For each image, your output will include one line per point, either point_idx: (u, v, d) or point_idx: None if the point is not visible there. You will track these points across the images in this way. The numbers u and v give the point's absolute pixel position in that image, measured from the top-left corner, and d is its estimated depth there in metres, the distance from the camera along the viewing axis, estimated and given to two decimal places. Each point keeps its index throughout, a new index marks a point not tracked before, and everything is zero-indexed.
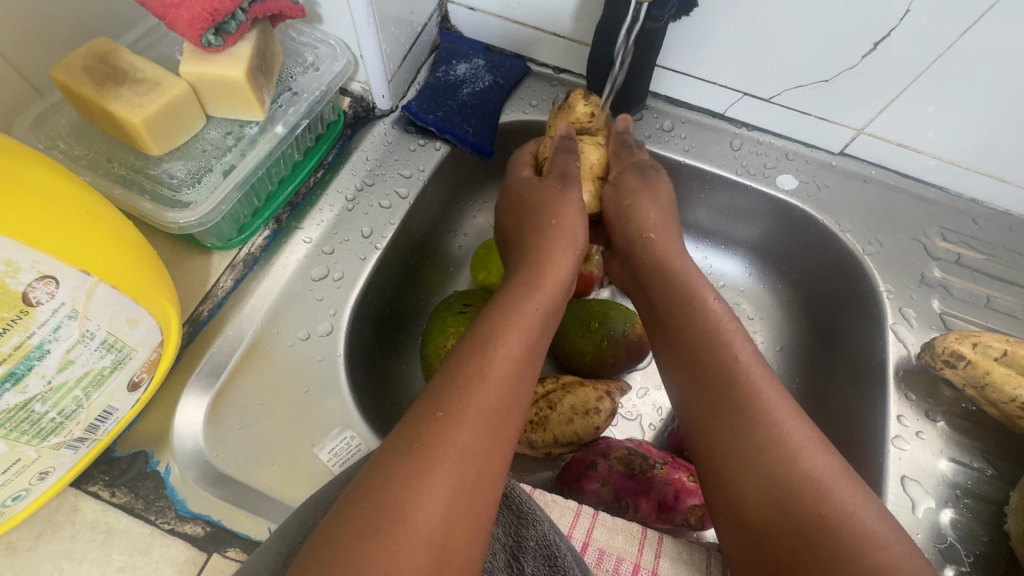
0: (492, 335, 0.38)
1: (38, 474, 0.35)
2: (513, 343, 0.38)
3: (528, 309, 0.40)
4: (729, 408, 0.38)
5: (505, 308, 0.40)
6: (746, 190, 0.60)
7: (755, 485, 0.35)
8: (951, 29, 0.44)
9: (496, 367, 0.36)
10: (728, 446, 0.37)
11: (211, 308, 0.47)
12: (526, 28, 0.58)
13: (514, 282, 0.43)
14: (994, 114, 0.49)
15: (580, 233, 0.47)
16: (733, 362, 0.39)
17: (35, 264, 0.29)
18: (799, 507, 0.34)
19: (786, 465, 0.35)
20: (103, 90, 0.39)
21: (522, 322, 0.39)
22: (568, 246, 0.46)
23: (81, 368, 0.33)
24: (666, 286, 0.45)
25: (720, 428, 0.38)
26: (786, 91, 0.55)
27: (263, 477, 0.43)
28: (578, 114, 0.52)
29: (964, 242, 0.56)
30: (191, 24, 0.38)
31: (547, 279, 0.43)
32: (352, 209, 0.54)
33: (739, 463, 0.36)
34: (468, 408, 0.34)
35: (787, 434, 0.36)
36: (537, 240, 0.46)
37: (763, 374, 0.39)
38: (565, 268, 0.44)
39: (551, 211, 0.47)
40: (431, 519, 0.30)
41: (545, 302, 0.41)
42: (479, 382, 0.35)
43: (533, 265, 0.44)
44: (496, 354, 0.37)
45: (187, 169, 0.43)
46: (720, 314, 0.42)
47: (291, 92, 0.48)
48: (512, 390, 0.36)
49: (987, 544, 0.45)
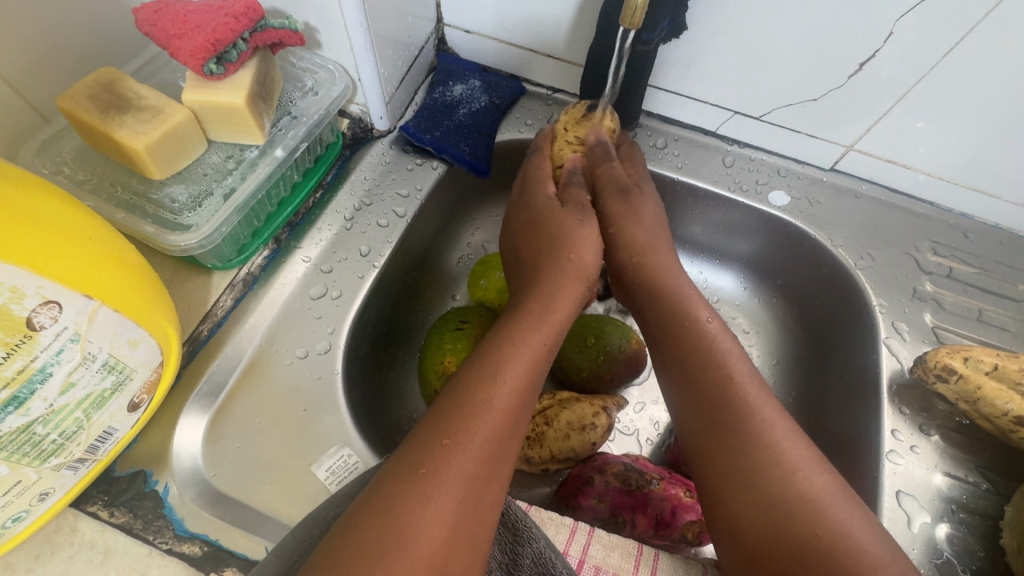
0: (496, 362, 0.38)
1: (38, 495, 0.36)
2: (520, 371, 0.38)
3: (533, 336, 0.41)
4: (726, 427, 0.38)
5: (513, 335, 0.40)
6: (739, 206, 0.61)
7: (751, 505, 0.36)
8: (934, 49, 0.46)
9: (499, 393, 0.37)
10: (721, 466, 0.38)
11: (211, 327, 0.48)
12: (521, 50, 0.59)
13: (519, 308, 0.43)
14: (980, 129, 0.50)
15: (591, 260, 0.47)
16: (727, 382, 0.40)
17: (39, 290, 0.29)
18: (794, 528, 0.34)
19: (782, 484, 0.35)
20: (108, 118, 0.40)
21: (529, 350, 0.40)
22: (575, 275, 0.46)
23: (81, 391, 0.34)
24: (663, 305, 0.46)
25: (716, 446, 0.38)
26: (776, 110, 0.56)
27: (261, 495, 0.43)
28: (594, 136, 0.54)
29: (955, 256, 0.57)
30: (194, 53, 0.39)
31: (553, 306, 0.43)
32: (351, 228, 0.55)
33: (736, 483, 0.37)
34: (472, 436, 0.34)
35: (783, 453, 0.36)
36: (551, 265, 0.46)
37: (760, 394, 0.39)
38: (574, 298, 0.45)
39: (567, 242, 0.47)
40: (433, 544, 0.30)
41: (550, 331, 0.42)
42: (484, 408, 0.35)
43: (542, 292, 0.44)
44: (500, 382, 0.37)
45: (188, 193, 0.44)
46: (714, 334, 0.43)
47: (290, 116, 0.49)
48: (515, 417, 0.37)
49: (983, 559, 0.45)
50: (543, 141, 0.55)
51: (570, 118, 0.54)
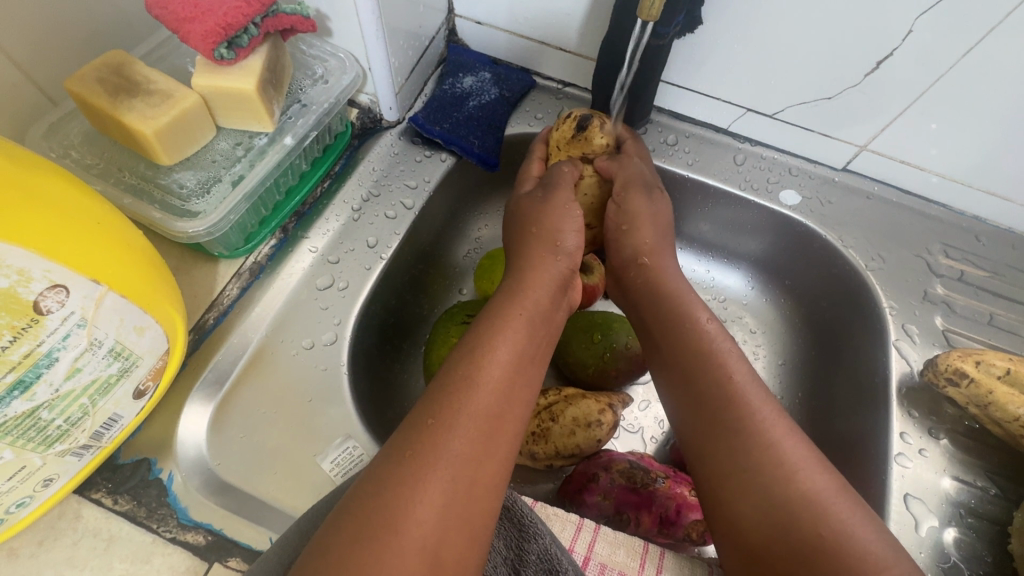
0: (482, 343, 0.38)
1: (42, 481, 0.36)
2: (504, 350, 0.38)
3: (517, 315, 0.40)
4: (725, 428, 0.38)
5: (494, 316, 0.40)
6: (750, 205, 0.60)
7: (753, 505, 0.35)
8: (953, 49, 0.45)
9: (486, 373, 0.36)
10: (722, 467, 0.37)
11: (217, 316, 0.47)
12: (532, 42, 0.59)
13: (503, 290, 0.43)
14: (996, 132, 0.49)
15: (566, 238, 0.46)
16: (725, 383, 0.40)
17: (46, 273, 0.29)
18: (796, 528, 0.34)
19: (783, 485, 0.35)
20: (117, 102, 0.39)
21: (513, 329, 0.39)
22: (552, 251, 0.46)
23: (87, 376, 0.33)
24: (659, 306, 0.45)
25: (715, 447, 0.38)
26: (789, 108, 0.55)
27: (265, 486, 0.43)
28: (592, 147, 0.51)
29: (968, 259, 0.56)
30: (205, 38, 0.39)
31: (537, 284, 0.43)
32: (358, 219, 0.54)
33: (737, 485, 0.36)
34: (460, 415, 0.34)
35: (784, 454, 0.36)
36: (523, 246, 0.46)
37: (759, 395, 0.39)
38: (550, 272, 0.44)
39: (533, 219, 0.47)
40: (424, 526, 0.30)
41: (533, 309, 0.41)
42: (469, 388, 0.35)
43: (520, 272, 0.44)
44: (486, 361, 0.37)
45: (197, 179, 0.43)
46: (712, 335, 0.42)
47: (300, 104, 0.49)
48: (504, 395, 0.36)
49: (991, 565, 0.45)
50: (539, 142, 0.56)
51: (563, 134, 0.52)
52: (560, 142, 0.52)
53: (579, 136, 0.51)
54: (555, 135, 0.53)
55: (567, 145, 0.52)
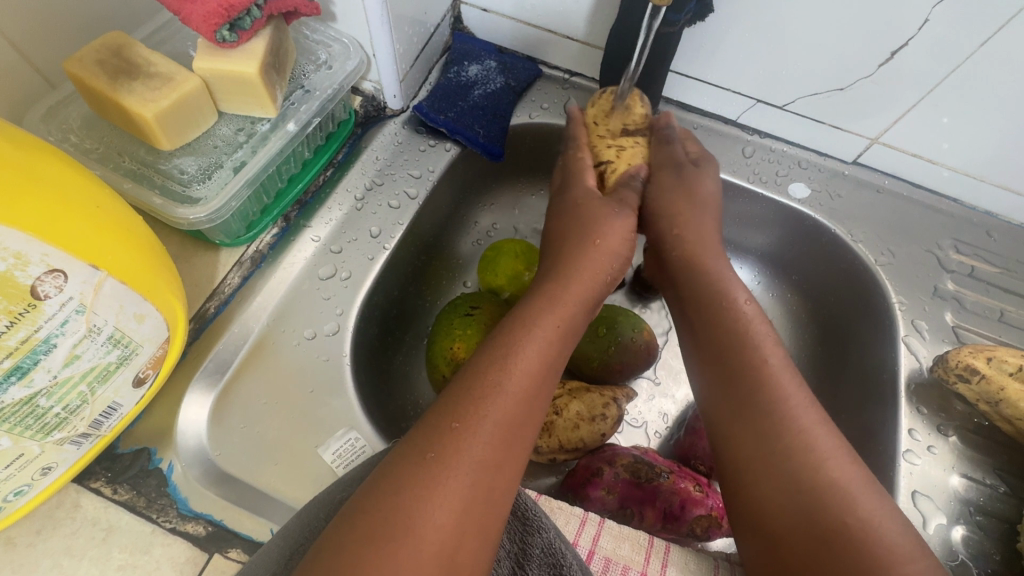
0: (509, 347, 0.37)
1: (41, 469, 0.35)
2: (533, 358, 0.37)
3: (550, 325, 0.39)
4: (759, 411, 0.37)
5: (525, 320, 0.39)
6: (758, 198, 0.59)
7: (778, 487, 0.35)
8: (969, 40, 0.44)
9: (512, 379, 0.35)
10: (750, 450, 0.37)
11: (217, 305, 0.47)
12: (538, 30, 0.58)
13: (541, 293, 0.42)
14: (1011, 128, 0.48)
15: (621, 243, 0.46)
16: (759, 366, 0.39)
17: (44, 258, 0.28)
18: (820, 515, 0.33)
19: (812, 471, 0.34)
20: (117, 84, 0.38)
21: (543, 335, 0.38)
22: (603, 264, 0.45)
23: (86, 364, 0.33)
24: (693, 285, 0.45)
25: (744, 432, 0.37)
26: (800, 99, 0.54)
27: (266, 476, 0.43)
28: (633, 116, 0.51)
29: (979, 255, 0.55)
30: (206, 19, 0.38)
31: (575, 292, 0.42)
32: (361, 208, 0.54)
33: (764, 465, 0.36)
34: (486, 423, 0.33)
35: (817, 441, 0.35)
36: (567, 248, 0.45)
37: (791, 381, 0.38)
38: (591, 282, 0.43)
39: (598, 219, 0.46)
40: (441, 530, 0.29)
41: (567, 318, 0.41)
42: (495, 394, 0.34)
43: (556, 277, 0.43)
44: (514, 368, 0.36)
45: (197, 165, 0.43)
46: (749, 317, 0.42)
47: (303, 89, 0.48)
48: (529, 405, 0.35)
49: (999, 563, 0.44)
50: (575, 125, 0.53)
51: (600, 108, 0.52)
52: (599, 116, 0.52)
53: (619, 106, 0.51)
54: (590, 112, 0.53)
55: (605, 118, 0.51)
